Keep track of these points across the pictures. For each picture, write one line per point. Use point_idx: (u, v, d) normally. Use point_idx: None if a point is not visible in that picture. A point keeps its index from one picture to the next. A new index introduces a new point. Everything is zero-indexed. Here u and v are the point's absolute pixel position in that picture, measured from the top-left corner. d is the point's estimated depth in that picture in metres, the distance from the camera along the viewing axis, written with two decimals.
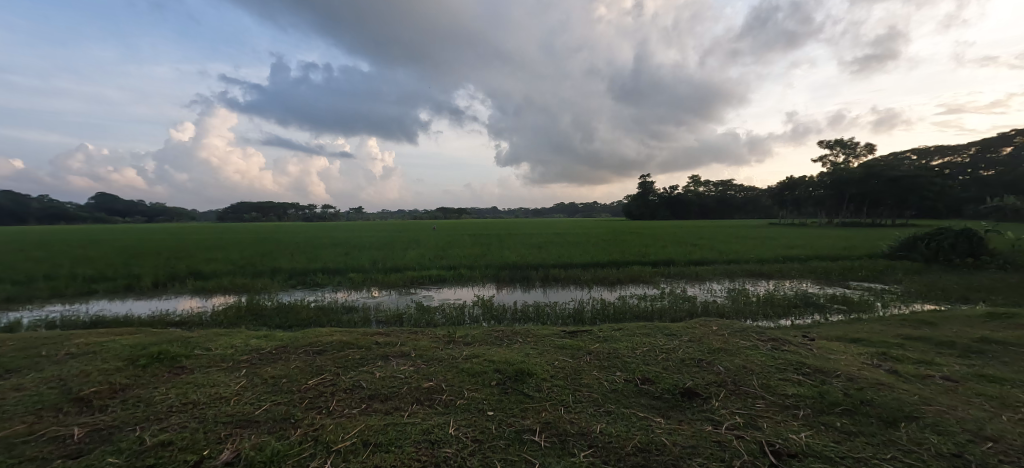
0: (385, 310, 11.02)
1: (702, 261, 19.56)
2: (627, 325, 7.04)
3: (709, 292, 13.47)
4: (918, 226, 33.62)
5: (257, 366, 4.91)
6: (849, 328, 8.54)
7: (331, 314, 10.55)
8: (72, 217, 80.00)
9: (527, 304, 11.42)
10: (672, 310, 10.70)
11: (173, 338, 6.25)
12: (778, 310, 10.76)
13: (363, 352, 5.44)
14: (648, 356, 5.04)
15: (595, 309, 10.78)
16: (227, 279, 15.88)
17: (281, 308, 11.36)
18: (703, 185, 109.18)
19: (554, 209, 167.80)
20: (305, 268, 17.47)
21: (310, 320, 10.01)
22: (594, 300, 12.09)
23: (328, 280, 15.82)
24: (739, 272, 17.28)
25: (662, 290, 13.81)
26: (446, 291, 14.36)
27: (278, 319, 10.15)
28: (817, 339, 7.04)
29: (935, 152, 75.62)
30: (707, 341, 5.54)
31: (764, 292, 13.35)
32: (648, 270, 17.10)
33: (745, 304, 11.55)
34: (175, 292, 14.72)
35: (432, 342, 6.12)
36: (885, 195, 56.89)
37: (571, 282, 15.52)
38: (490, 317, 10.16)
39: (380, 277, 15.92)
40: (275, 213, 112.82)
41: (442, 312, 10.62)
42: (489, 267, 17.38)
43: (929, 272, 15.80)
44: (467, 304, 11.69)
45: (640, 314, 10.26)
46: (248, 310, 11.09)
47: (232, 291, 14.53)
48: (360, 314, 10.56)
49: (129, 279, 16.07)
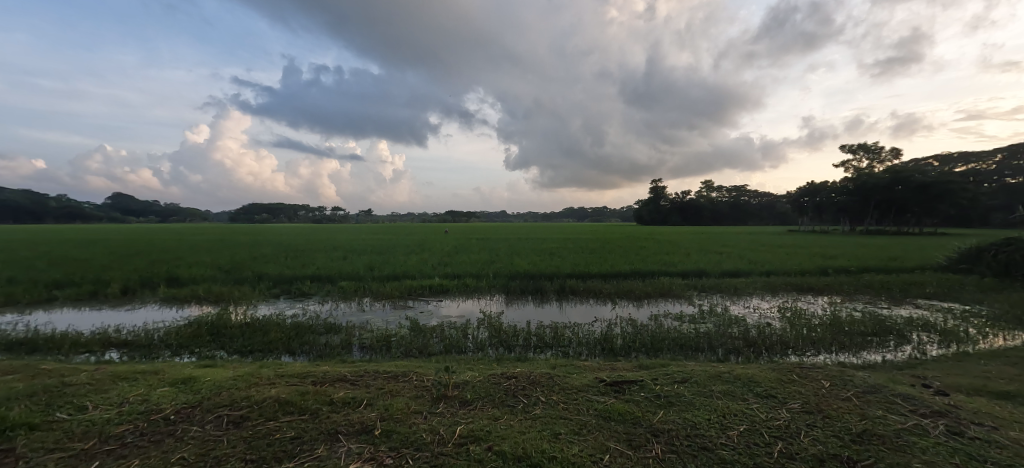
0: (373, 331, 9.12)
1: (736, 272, 17.45)
2: (692, 371, 5.02)
3: (757, 313, 11.41)
4: (960, 238, 31.14)
5: (120, 459, 3.16)
6: (969, 370, 6.52)
7: (306, 335, 8.67)
8: (86, 216, 80.02)
9: (543, 325, 9.48)
10: (724, 338, 8.67)
11: (44, 387, 4.39)
12: (854, 338, 8.70)
13: (302, 424, 3.55)
14: (757, 452, 3.19)
15: (628, 335, 8.80)
16: (203, 286, 14.10)
17: (251, 325, 9.51)
18: (717, 191, 106.47)
19: (564, 214, 165.48)
20: (292, 275, 15.67)
21: (278, 343, 8.14)
22: (623, 322, 10.10)
23: (316, 290, 13.97)
24: (783, 286, 15.14)
25: (699, 308, 11.81)
26: (448, 305, 12.50)
27: (241, 341, 8.31)
28: (957, 396, 5.02)
29: (959, 158, 72.44)
30: (841, 421, 3.59)
31: (825, 314, 11.24)
32: (678, 283, 15.04)
33: (806, 328, 9.53)
34: (141, 302, 12.93)
35: (414, 401, 4.16)
36: (912, 201, 54.13)
37: (591, 295, 13.59)
38: (499, 344, 8.24)
39: (374, 286, 14.05)
40: (285, 214, 112.13)
41: (440, 335, 8.70)
42: (498, 276, 15.47)
43: (1008, 290, 13.60)
44: (470, 323, 9.76)
45: (684, 343, 8.26)
46: (212, 328, 9.27)
47: (204, 301, 12.71)
48: (341, 336, 8.66)
49: (96, 285, 14.37)
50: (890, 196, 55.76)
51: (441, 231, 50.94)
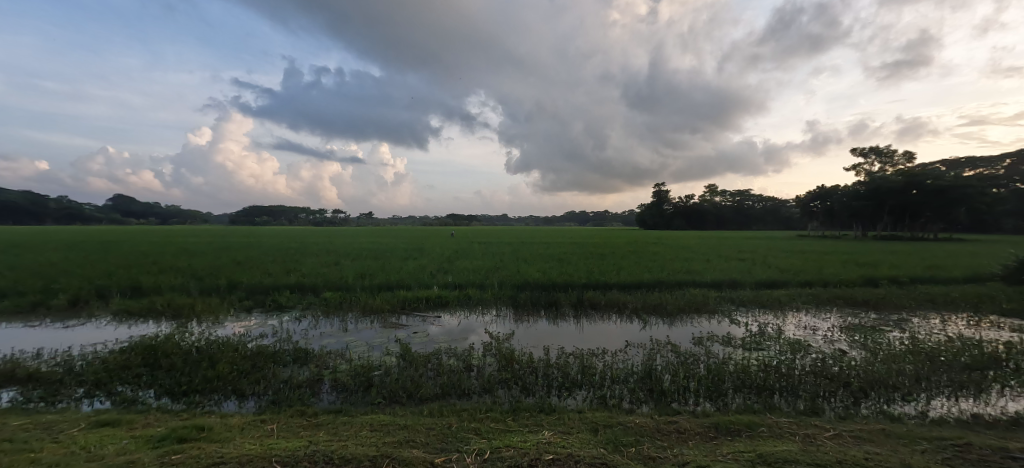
0: (352, 360, 7.20)
1: (773, 283, 15.54)
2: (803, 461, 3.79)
3: (820, 336, 9.55)
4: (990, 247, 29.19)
5: None
6: None
7: (264, 367, 6.78)
8: (82, 218, 78.36)
9: (565, 353, 7.59)
10: (801, 376, 6.80)
11: None
12: (965, 377, 6.89)
13: None
14: None
15: (678, 369, 6.92)
16: (165, 297, 12.15)
17: (201, 350, 7.62)
18: (721, 196, 104.63)
19: (565, 219, 163.66)
20: (270, 284, 13.75)
21: (227, 378, 6.27)
22: (663, 348, 8.19)
23: (295, 302, 12.05)
24: (832, 300, 13.22)
25: (748, 329, 9.93)
26: (449, 321, 10.59)
27: (179, 376, 6.43)
28: None
29: (966, 162, 70.11)
30: None
31: (901, 338, 9.39)
32: (711, 295, 13.14)
33: (894, 361, 7.73)
34: (88, 315, 11.01)
35: None
36: (926, 206, 52.00)
37: (614, 309, 11.71)
38: (514, 383, 6.36)
39: (363, 298, 12.15)
40: (285, 217, 110.38)
41: (436, 368, 6.80)
42: (505, 287, 13.58)
43: None
44: (475, 349, 7.87)
45: (753, 382, 6.39)
46: (149, 356, 7.35)
47: (161, 317, 10.78)
48: (308, 369, 6.76)
49: (43, 295, 12.39)
50: (905, 201, 53.73)
51: (442, 236, 49.45)
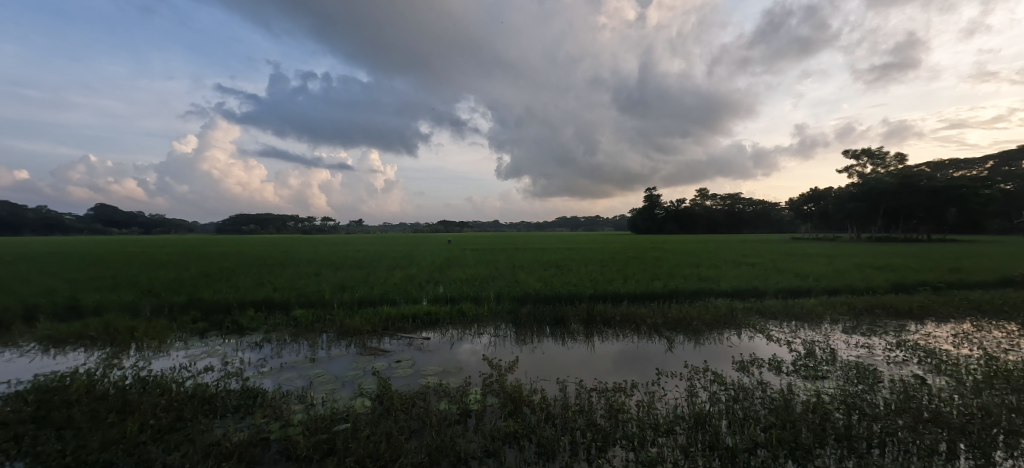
0: (313, 407, 5.49)
1: (797, 292, 14.10)
2: None
3: (879, 356, 8.10)
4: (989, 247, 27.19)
5: None
6: None
7: (191, 424, 5.08)
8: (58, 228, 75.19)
9: (586, 390, 5.99)
10: (893, 418, 5.35)
11: None
12: None
13: None
14: None
15: (735, 411, 5.39)
16: (104, 320, 10.28)
17: (116, 395, 5.85)
18: (712, 199, 104.17)
19: (557, 224, 162.65)
20: (234, 300, 11.96)
21: (134, 442, 4.63)
22: (705, 379, 6.65)
23: (260, 323, 10.25)
24: (871, 310, 11.76)
25: (795, 349, 8.42)
26: (440, 344, 8.91)
27: (71, 439, 4.71)
28: None
29: (952, 164, 70.02)
30: None
31: (976, 360, 7.95)
32: (737, 306, 11.61)
33: (989, 394, 6.29)
34: (6, 344, 9.12)
35: None
36: (917, 208, 49.52)
37: (631, 325, 10.15)
38: (526, 440, 4.74)
39: (339, 316, 10.41)
40: (273, 225, 107.30)
41: (423, 418, 5.16)
42: (502, 300, 11.95)
43: None
44: (470, 385, 6.20)
45: (841, 431, 4.95)
46: (40, 405, 5.56)
47: (94, 344, 8.94)
48: (251, 423, 5.08)
49: None
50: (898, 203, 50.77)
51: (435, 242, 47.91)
